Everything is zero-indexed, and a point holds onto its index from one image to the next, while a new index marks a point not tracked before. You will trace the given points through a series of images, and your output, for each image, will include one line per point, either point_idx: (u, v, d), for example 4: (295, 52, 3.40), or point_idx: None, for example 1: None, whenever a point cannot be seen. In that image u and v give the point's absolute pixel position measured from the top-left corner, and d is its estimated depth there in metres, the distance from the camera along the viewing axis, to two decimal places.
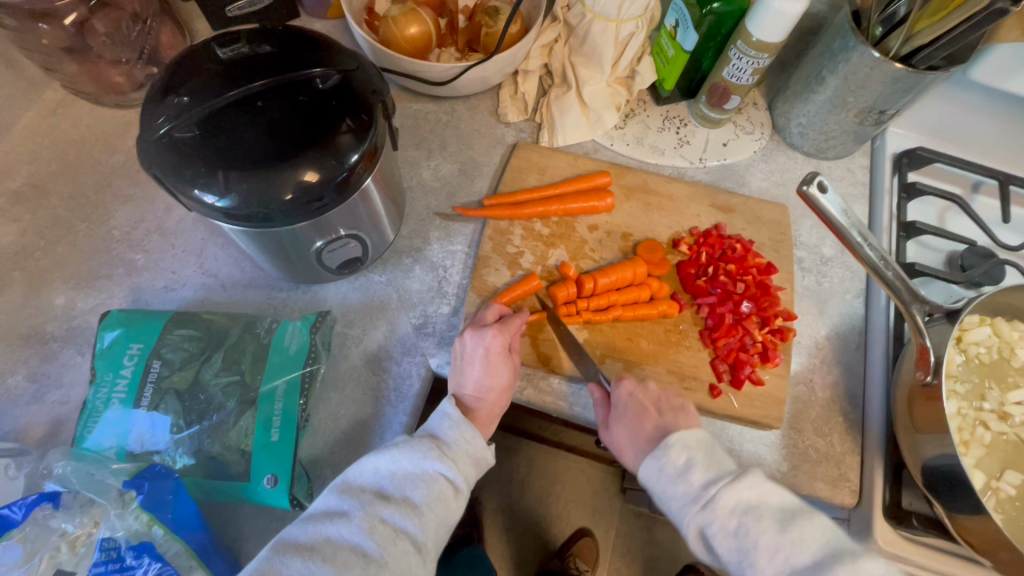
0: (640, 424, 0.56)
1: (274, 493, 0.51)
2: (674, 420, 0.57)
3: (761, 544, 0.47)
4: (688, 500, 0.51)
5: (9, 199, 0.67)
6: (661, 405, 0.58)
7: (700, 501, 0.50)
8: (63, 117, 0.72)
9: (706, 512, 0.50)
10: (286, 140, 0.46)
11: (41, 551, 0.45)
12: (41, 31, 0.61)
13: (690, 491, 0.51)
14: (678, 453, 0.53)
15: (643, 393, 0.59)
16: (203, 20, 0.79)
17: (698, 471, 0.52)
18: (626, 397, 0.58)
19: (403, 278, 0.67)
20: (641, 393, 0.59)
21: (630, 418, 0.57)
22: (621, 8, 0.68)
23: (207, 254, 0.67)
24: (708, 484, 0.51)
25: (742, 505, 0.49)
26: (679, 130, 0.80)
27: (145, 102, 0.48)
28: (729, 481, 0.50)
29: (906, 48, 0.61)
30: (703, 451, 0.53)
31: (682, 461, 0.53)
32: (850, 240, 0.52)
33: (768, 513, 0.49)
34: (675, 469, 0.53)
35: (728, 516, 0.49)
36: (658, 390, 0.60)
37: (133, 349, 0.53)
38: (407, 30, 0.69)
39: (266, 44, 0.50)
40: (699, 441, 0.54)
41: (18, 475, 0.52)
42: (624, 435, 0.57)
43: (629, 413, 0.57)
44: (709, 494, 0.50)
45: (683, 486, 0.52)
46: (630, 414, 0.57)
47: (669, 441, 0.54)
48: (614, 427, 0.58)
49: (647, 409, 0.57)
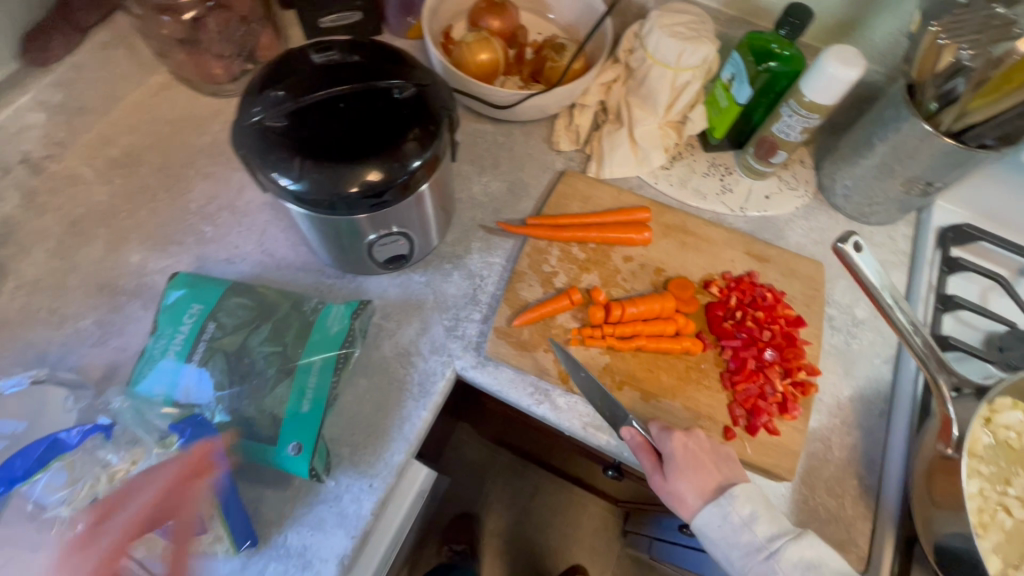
0: (701, 476, 0.57)
1: (296, 460, 0.54)
2: (729, 471, 0.58)
3: None
4: (752, 550, 0.54)
5: (107, 163, 0.75)
6: (715, 457, 0.59)
7: (765, 552, 0.53)
8: (164, 99, 0.81)
9: (769, 564, 0.53)
10: (361, 140, 0.51)
11: (83, 478, 0.50)
12: (163, 22, 0.69)
13: (755, 541, 0.54)
14: (744, 505, 0.55)
15: (697, 445, 0.59)
16: (298, 28, 0.87)
17: (761, 524, 0.55)
18: (681, 449, 0.58)
19: (441, 282, 0.71)
20: (694, 444, 0.58)
21: (691, 469, 0.57)
22: (681, 57, 0.71)
23: (269, 235, 0.72)
24: (773, 537, 0.54)
25: (805, 562, 0.53)
26: (723, 178, 0.82)
27: (244, 92, 0.55)
28: (792, 538, 0.54)
29: (957, 125, 0.63)
30: (763, 504, 0.56)
31: (747, 513, 0.55)
32: (880, 301, 0.53)
33: (829, 572, 0.52)
34: (740, 520, 0.55)
35: (791, 570, 0.52)
36: (709, 440, 0.60)
37: (194, 309, 0.59)
38: (478, 56, 0.75)
39: (355, 54, 0.56)
40: (761, 496, 0.57)
41: (74, 409, 0.57)
42: (687, 487, 0.56)
43: (689, 465, 0.57)
44: (775, 547, 0.53)
45: (748, 536, 0.54)
46: (690, 467, 0.57)
47: (735, 493, 0.56)
48: (676, 478, 0.57)
49: (704, 459, 0.58)
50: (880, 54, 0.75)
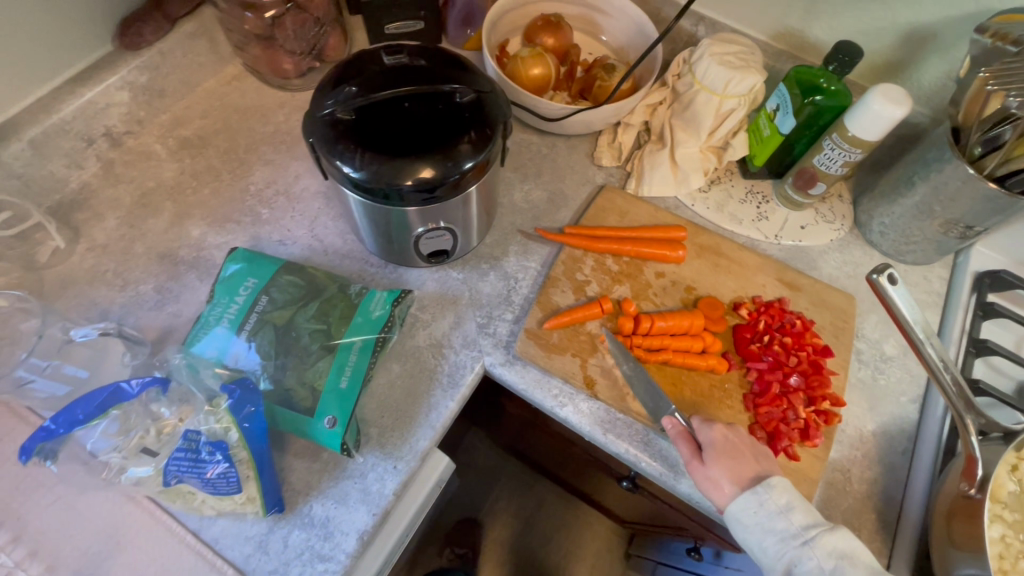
0: (738, 463, 0.58)
1: (330, 433, 0.57)
2: (765, 464, 0.59)
3: None
4: (788, 536, 0.53)
5: (178, 143, 0.81)
6: (753, 449, 0.60)
7: (800, 539, 0.53)
8: (235, 88, 0.86)
9: (804, 550, 0.53)
10: (421, 138, 0.55)
11: (135, 429, 0.54)
12: (246, 18, 0.74)
13: (791, 528, 0.54)
14: (781, 494, 0.56)
15: (737, 436, 0.61)
16: (364, 33, 0.93)
17: (797, 514, 0.55)
18: (721, 437, 0.60)
19: (478, 280, 0.74)
20: (734, 435, 0.60)
21: (728, 456, 0.59)
22: (728, 85, 0.74)
23: (319, 222, 0.77)
24: (808, 526, 0.54)
25: (840, 553, 0.52)
26: (759, 205, 0.84)
27: (318, 87, 0.59)
28: (827, 529, 0.54)
29: (1001, 170, 0.64)
30: (799, 497, 0.56)
31: (784, 502, 0.55)
32: (911, 335, 0.54)
33: (862, 565, 0.52)
34: (777, 507, 0.55)
35: (826, 557, 0.52)
36: (747, 436, 0.62)
37: (249, 282, 0.63)
38: (531, 70, 0.79)
39: (422, 58, 0.60)
40: (796, 490, 0.57)
41: (130, 364, 0.61)
42: (723, 471, 0.58)
43: (728, 452, 0.59)
44: (810, 535, 0.53)
45: (783, 523, 0.54)
46: (729, 454, 0.59)
47: (773, 482, 0.56)
48: (713, 463, 0.58)
49: (742, 449, 0.59)
50: (926, 96, 0.76)
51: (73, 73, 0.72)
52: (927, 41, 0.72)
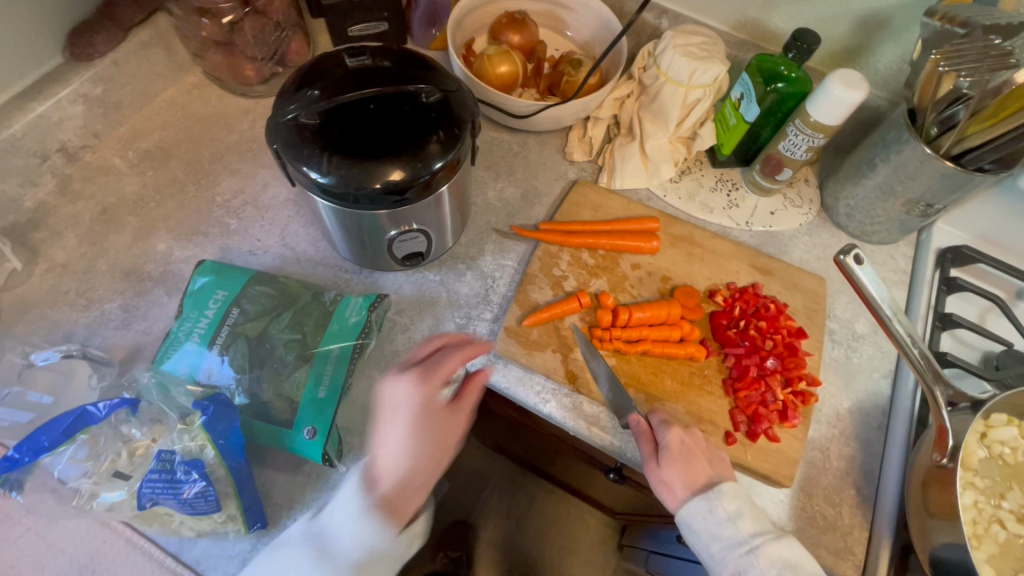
0: (693, 467, 0.59)
1: (311, 444, 0.56)
2: (718, 469, 0.61)
3: None
4: (734, 543, 0.55)
5: (139, 155, 0.79)
6: (705, 453, 0.61)
7: (746, 546, 0.55)
8: (196, 97, 0.84)
9: (749, 558, 0.54)
10: (388, 140, 0.54)
11: (105, 453, 0.52)
12: (203, 24, 0.72)
13: (737, 535, 0.56)
14: (731, 500, 0.57)
15: (693, 440, 0.61)
16: (326, 36, 0.91)
17: (745, 521, 0.56)
18: (677, 442, 0.60)
19: (455, 281, 0.74)
20: (690, 439, 0.61)
21: (684, 459, 0.59)
22: (693, 75, 0.75)
23: (290, 230, 0.75)
24: (755, 534, 0.56)
25: (782, 561, 0.54)
26: (729, 193, 0.85)
27: (280, 91, 0.58)
28: (773, 537, 0.56)
29: (956, 149, 0.66)
30: (748, 505, 0.58)
31: (732, 509, 0.57)
32: (879, 313, 0.56)
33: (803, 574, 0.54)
34: (725, 514, 0.57)
35: (769, 566, 0.54)
36: (703, 439, 0.63)
37: (218, 295, 0.61)
38: (498, 68, 0.79)
39: (386, 59, 0.59)
40: (745, 498, 0.59)
41: (97, 387, 0.59)
42: (677, 474, 0.58)
43: (681, 457, 0.60)
44: (756, 543, 0.55)
45: (731, 530, 0.56)
46: (683, 459, 0.59)
47: (724, 489, 0.58)
48: (669, 466, 0.59)
49: (696, 453, 0.60)
50: (883, 80, 0.79)
51: (22, 87, 0.69)
52: (881, 26, 0.74)
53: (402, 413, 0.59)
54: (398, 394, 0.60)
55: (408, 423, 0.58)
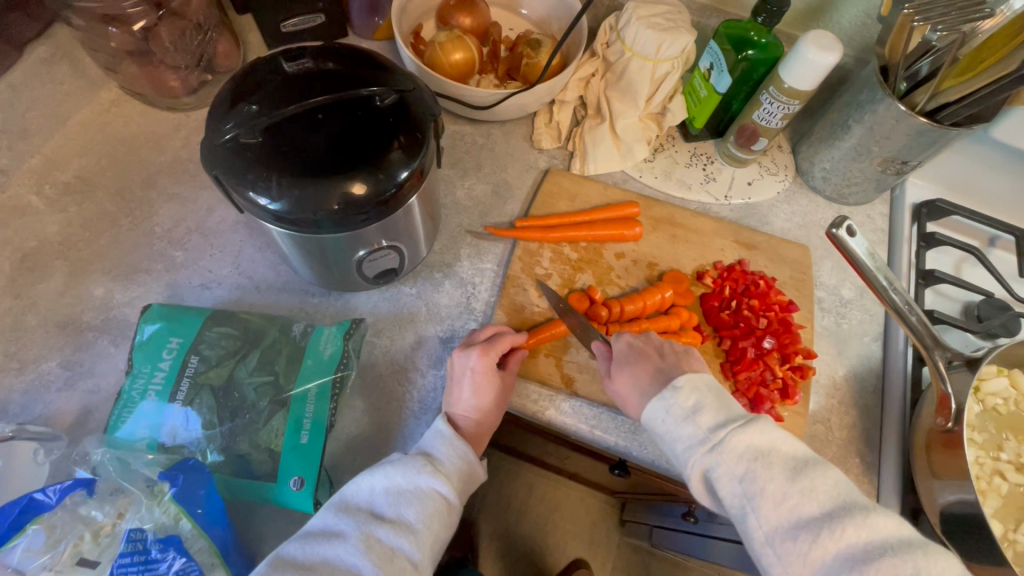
0: (644, 368, 0.56)
1: (299, 495, 0.52)
2: (678, 361, 0.57)
3: (768, 490, 0.45)
4: (696, 442, 0.49)
5: (58, 189, 0.69)
6: (661, 350, 0.59)
7: (709, 443, 0.48)
8: (115, 116, 0.74)
9: (714, 455, 0.47)
10: (343, 153, 0.48)
11: (66, 538, 0.45)
12: (110, 34, 0.63)
13: (699, 433, 0.49)
14: (687, 395, 0.51)
15: (643, 342, 0.59)
16: (256, 33, 0.82)
17: (707, 415, 0.50)
18: (626, 348, 0.59)
19: (433, 292, 0.69)
20: (639, 342, 0.59)
21: (633, 362, 0.57)
22: (660, 49, 0.70)
23: (245, 256, 0.68)
24: (718, 427, 0.49)
25: (752, 451, 0.47)
26: (705, 167, 0.82)
27: (212, 108, 0.50)
28: (740, 426, 0.48)
29: (932, 104, 0.64)
30: (711, 396, 0.51)
31: (691, 405, 0.50)
32: (875, 284, 0.54)
33: (779, 460, 0.46)
34: (683, 412, 0.50)
35: (736, 460, 0.47)
36: (657, 339, 0.60)
37: (172, 343, 0.55)
38: (452, 55, 0.72)
39: (329, 61, 0.52)
40: (710, 388, 0.52)
41: (46, 461, 0.53)
42: (626, 382, 0.57)
43: (629, 360, 0.58)
44: (719, 437, 0.48)
45: (690, 427, 0.49)
46: (631, 362, 0.57)
47: (679, 384, 0.51)
48: (617, 375, 0.58)
49: (649, 353, 0.58)
50: (849, 37, 0.77)
51: None
52: None
53: (474, 376, 0.59)
54: (471, 360, 0.59)
55: (477, 381, 0.58)
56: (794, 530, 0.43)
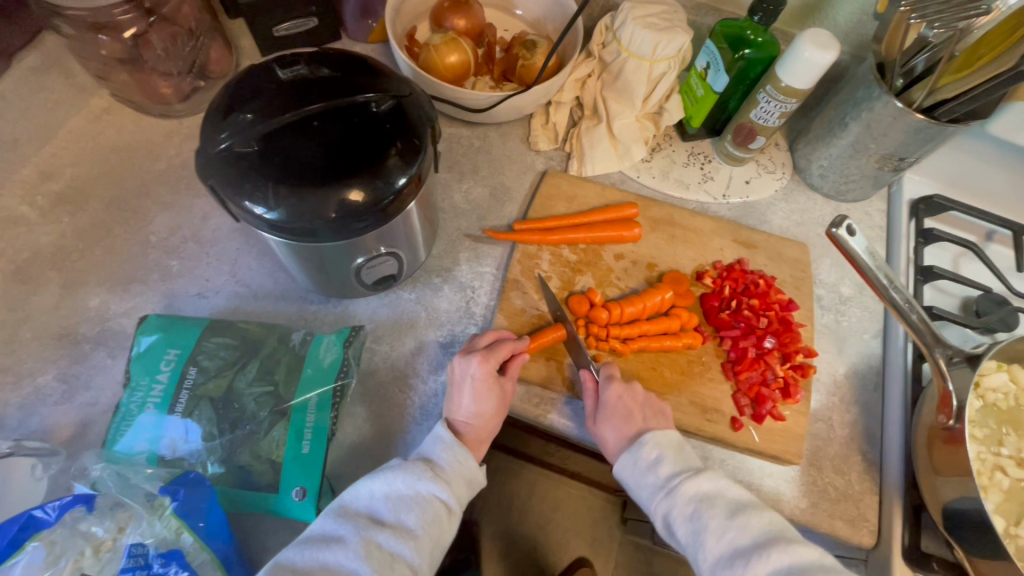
0: (627, 427, 0.58)
1: (302, 505, 0.52)
2: (658, 424, 0.59)
3: (711, 527, 0.52)
4: (654, 489, 0.55)
5: (50, 199, 0.69)
6: (646, 410, 0.59)
7: (665, 489, 0.55)
8: (107, 124, 0.74)
9: (668, 500, 0.54)
10: (340, 160, 0.47)
11: (66, 554, 0.44)
12: (100, 41, 0.63)
13: (657, 481, 0.56)
14: (651, 448, 0.57)
15: (630, 397, 0.60)
16: (249, 38, 0.82)
17: (667, 465, 0.56)
18: (615, 399, 0.59)
19: (432, 297, 0.69)
20: (628, 396, 0.59)
21: (619, 418, 0.58)
22: (656, 48, 0.70)
23: (242, 264, 0.68)
24: (673, 475, 0.55)
25: (701, 496, 0.54)
26: (703, 166, 0.82)
27: (206, 117, 0.50)
28: (692, 475, 0.55)
29: (929, 101, 0.64)
30: (672, 447, 0.57)
31: (653, 456, 0.57)
32: (876, 282, 0.55)
33: (722, 503, 0.53)
34: (646, 462, 0.57)
35: (686, 503, 0.53)
36: (644, 393, 0.61)
37: (170, 355, 0.55)
38: (447, 58, 0.72)
39: (324, 67, 0.52)
40: (672, 441, 0.58)
41: (44, 476, 0.53)
42: (608, 435, 0.59)
43: (616, 414, 0.59)
44: (673, 484, 0.55)
45: (652, 476, 0.56)
46: (617, 417, 0.58)
47: (646, 438, 0.57)
48: (601, 425, 0.59)
49: (634, 413, 0.59)
50: (845, 34, 0.76)
51: None
52: None
53: (474, 383, 0.58)
54: (471, 366, 0.58)
55: (477, 387, 0.58)
56: (732, 561, 0.50)
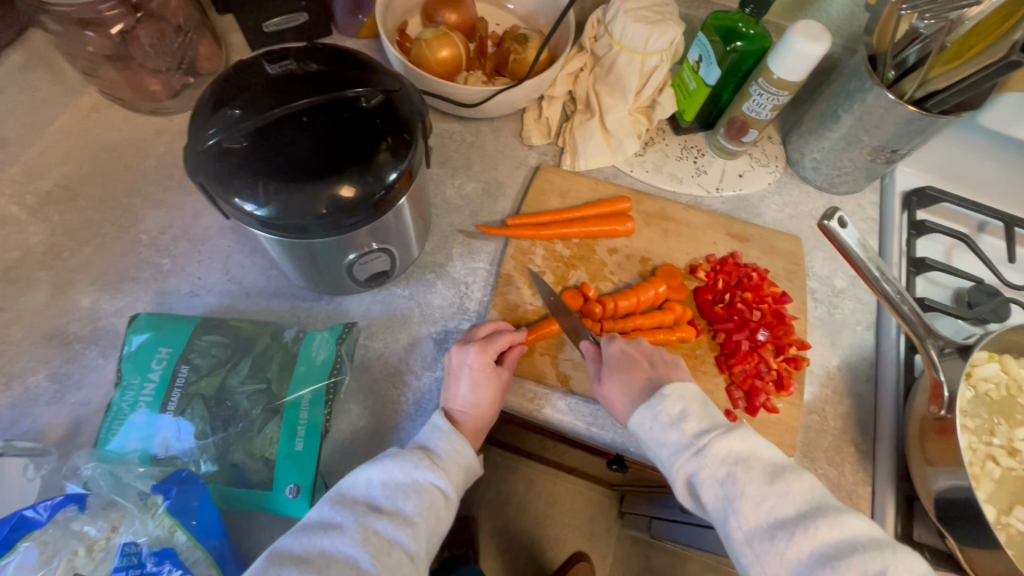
0: (634, 376, 0.58)
1: (296, 502, 0.52)
2: (665, 373, 0.59)
3: (747, 492, 0.48)
4: (680, 448, 0.51)
5: (40, 198, 0.68)
6: (651, 360, 0.60)
7: (693, 448, 0.51)
8: (96, 122, 0.73)
9: (697, 460, 0.50)
10: (330, 155, 0.47)
11: (59, 554, 0.44)
12: (87, 37, 0.62)
13: (683, 439, 0.52)
14: (674, 403, 0.53)
15: (635, 349, 0.61)
16: (239, 34, 0.81)
17: (693, 421, 0.52)
18: (617, 352, 0.60)
19: (425, 293, 0.68)
20: (632, 349, 0.61)
21: (625, 370, 0.59)
22: (648, 42, 0.69)
23: (234, 261, 0.67)
24: (701, 433, 0.51)
25: (734, 457, 0.50)
26: (696, 160, 0.82)
27: (194, 114, 0.49)
28: (723, 433, 0.51)
29: (921, 92, 0.64)
30: (697, 403, 0.54)
31: (677, 412, 0.53)
32: (867, 274, 0.54)
33: (758, 465, 0.49)
34: (669, 418, 0.53)
35: (718, 464, 0.50)
36: (649, 348, 0.62)
37: (162, 353, 0.55)
38: (439, 53, 0.72)
39: (313, 62, 0.51)
40: (696, 397, 0.54)
41: (37, 476, 0.53)
42: (616, 387, 0.58)
43: (620, 366, 0.59)
44: (703, 442, 0.51)
45: (676, 434, 0.52)
46: (622, 368, 0.59)
47: (666, 392, 0.54)
48: (608, 380, 0.59)
49: (639, 361, 0.59)
50: (837, 26, 0.76)
51: None
52: None
53: (472, 372, 0.58)
54: (469, 356, 0.59)
55: (475, 376, 0.58)
56: (772, 530, 0.46)
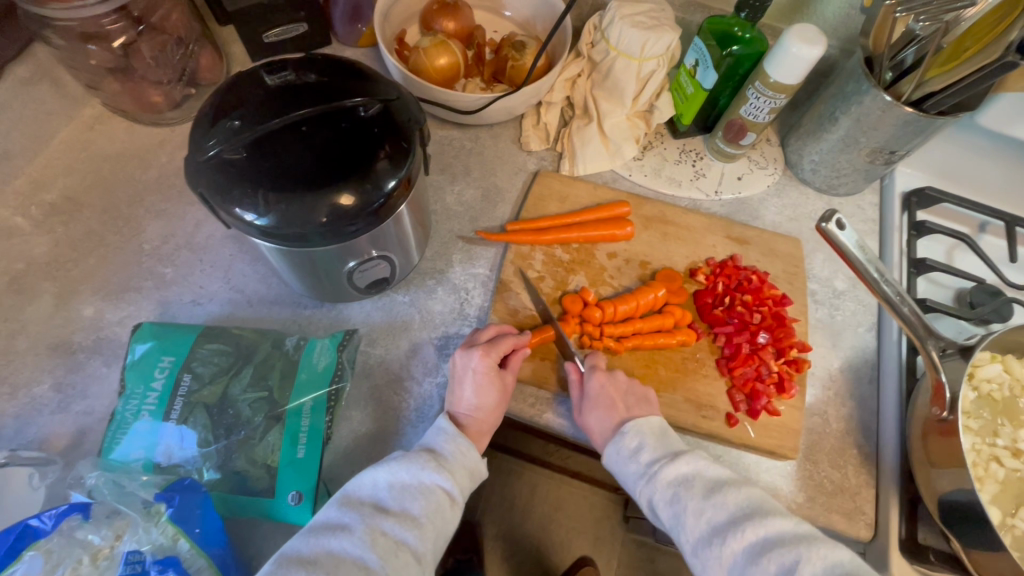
0: (611, 415, 0.59)
1: (298, 509, 0.52)
2: (640, 410, 0.60)
3: (691, 508, 0.53)
4: (636, 476, 0.56)
5: (44, 210, 0.69)
6: (629, 398, 0.61)
7: (646, 476, 0.56)
8: (100, 133, 0.74)
9: (650, 486, 0.55)
10: (329, 165, 0.47)
11: (64, 563, 0.44)
12: (90, 51, 0.63)
13: (638, 468, 0.57)
14: (631, 437, 0.58)
15: (614, 385, 0.61)
16: (239, 45, 0.82)
17: (648, 451, 0.57)
18: (598, 389, 0.60)
19: (426, 299, 0.69)
20: (611, 385, 0.61)
21: (603, 408, 0.60)
22: (645, 47, 0.70)
23: (235, 270, 0.68)
24: (653, 462, 0.56)
25: (680, 480, 0.55)
26: (694, 163, 0.82)
27: (195, 125, 0.50)
28: (671, 459, 0.56)
29: (917, 93, 0.64)
30: (652, 432, 0.58)
31: (635, 443, 0.57)
32: (867, 276, 0.54)
33: (701, 482, 0.54)
34: (628, 450, 0.57)
35: (667, 488, 0.54)
36: (627, 380, 0.62)
37: (164, 362, 0.55)
38: (436, 61, 0.72)
39: (312, 72, 0.52)
40: (654, 426, 0.59)
41: (42, 485, 0.53)
42: (595, 423, 0.60)
43: (601, 404, 0.60)
44: (653, 471, 0.56)
45: (633, 463, 0.57)
46: (602, 406, 0.60)
47: (625, 429, 0.58)
48: (586, 415, 0.60)
49: (616, 402, 0.60)
50: (833, 28, 0.77)
51: None
52: None
53: (475, 376, 0.58)
54: (472, 360, 0.59)
55: (479, 381, 0.58)
56: (714, 539, 0.51)
